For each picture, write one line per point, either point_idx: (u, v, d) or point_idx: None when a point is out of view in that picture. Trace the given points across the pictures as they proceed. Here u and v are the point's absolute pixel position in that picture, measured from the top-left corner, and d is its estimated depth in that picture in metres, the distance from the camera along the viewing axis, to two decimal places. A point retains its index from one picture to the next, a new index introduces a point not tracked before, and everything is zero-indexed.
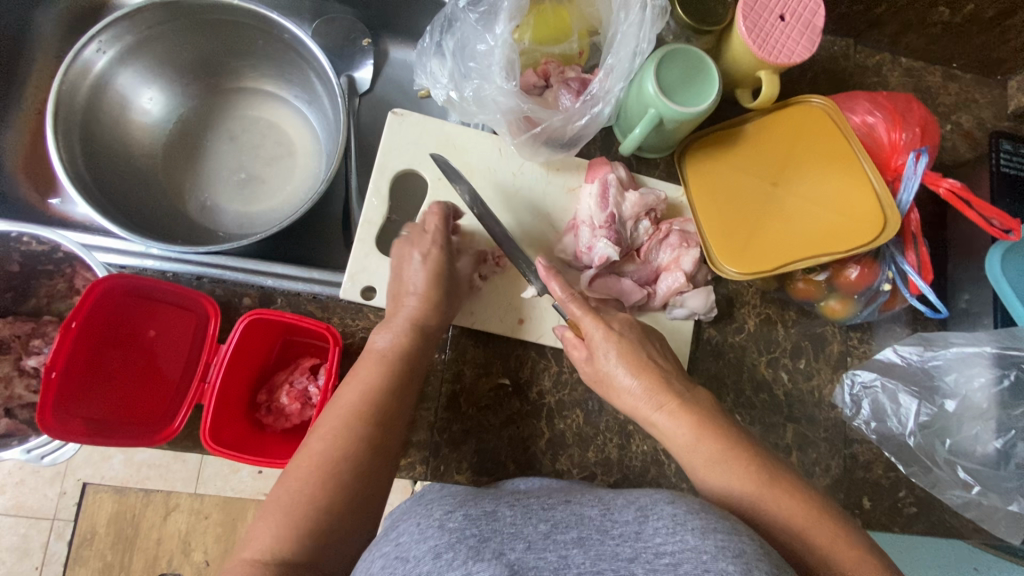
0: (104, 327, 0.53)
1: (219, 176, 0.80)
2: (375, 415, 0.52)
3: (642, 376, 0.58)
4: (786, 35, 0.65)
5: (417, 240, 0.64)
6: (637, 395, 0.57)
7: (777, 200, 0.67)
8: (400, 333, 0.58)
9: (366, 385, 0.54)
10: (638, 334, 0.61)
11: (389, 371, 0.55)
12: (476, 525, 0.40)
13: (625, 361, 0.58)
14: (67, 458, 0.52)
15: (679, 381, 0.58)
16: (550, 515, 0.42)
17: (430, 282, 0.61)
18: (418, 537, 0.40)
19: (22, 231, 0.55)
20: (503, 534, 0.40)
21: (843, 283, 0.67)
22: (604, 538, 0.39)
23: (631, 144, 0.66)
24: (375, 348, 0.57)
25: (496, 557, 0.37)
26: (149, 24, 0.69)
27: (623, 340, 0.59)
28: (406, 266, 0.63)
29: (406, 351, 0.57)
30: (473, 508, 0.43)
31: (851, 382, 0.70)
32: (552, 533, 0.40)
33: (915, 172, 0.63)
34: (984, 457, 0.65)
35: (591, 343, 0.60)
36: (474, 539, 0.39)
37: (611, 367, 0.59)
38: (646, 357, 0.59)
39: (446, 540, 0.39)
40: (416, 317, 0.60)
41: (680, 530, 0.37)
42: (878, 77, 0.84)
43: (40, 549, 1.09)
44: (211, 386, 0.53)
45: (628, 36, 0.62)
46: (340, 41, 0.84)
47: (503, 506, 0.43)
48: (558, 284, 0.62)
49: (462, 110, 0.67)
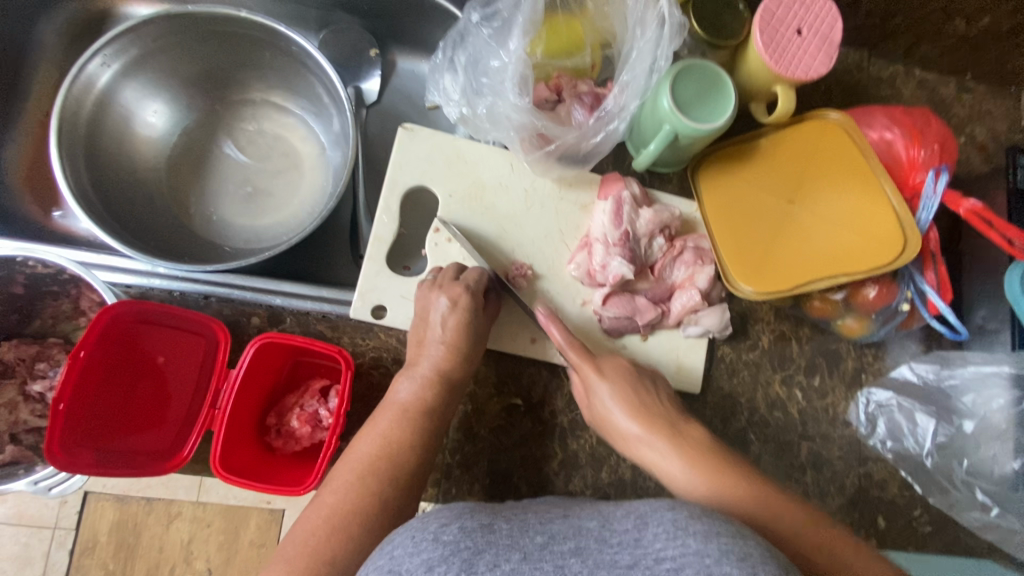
0: (111, 353, 0.52)
1: (224, 190, 0.78)
2: (389, 470, 0.53)
3: (638, 419, 0.59)
4: (803, 50, 0.64)
5: (445, 285, 0.61)
6: (679, 479, 0.54)
7: (794, 219, 0.66)
8: (421, 385, 0.57)
9: (382, 439, 0.54)
10: (624, 373, 0.62)
11: (408, 426, 0.55)
12: (471, 537, 0.40)
13: (622, 405, 0.59)
14: (76, 488, 0.50)
15: (671, 420, 0.59)
16: (546, 530, 0.43)
17: (456, 336, 0.59)
18: (412, 550, 0.40)
19: (28, 255, 0.53)
20: (499, 546, 0.40)
21: (860, 303, 0.66)
22: (602, 548, 0.39)
23: (645, 160, 0.65)
24: (397, 400, 0.56)
25: (490, 569, 0.37)
26: (155, 37, 0.69)
27: (621, 383, 0.61)
28: (432, 313, 0.60)
29: (430, 405, 0.56)
30: (470, 521, 0.43)
31: (866, 401, 0.69)
32: (548, 544, 0.40)
33: (935, 192, 0.61)
34: (1002, 478, 0.65)
35: (587, 386, 0.62)
36: (470, 551, 0.39)
37: (606, 408, 0.60)
38: (636, 399, 0.60)
39: (439, 553, 0.39)
40: (443, 369, 0.58)
41: (681, 534, 0.36)
42: (892, 89, 0.83)
43: (41, 558, 1.08)
44: (221, 413, 0.51)
45: (644, 53, 0.61)
46: (347, 52, 0.83)
47: (500, 519, 0.43)
48: (558, 329, 0.63)
49: (474, 126, 0.65)
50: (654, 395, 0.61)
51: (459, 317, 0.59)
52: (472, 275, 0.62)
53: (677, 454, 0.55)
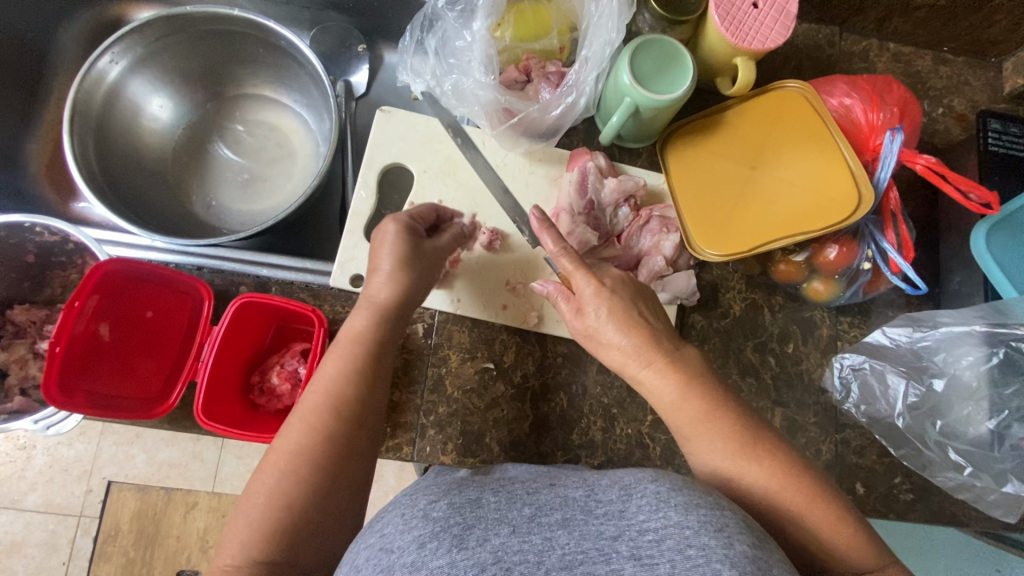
0: (105, 308, 0.57)
1: (224, 178, 0.84)
2: (350, 407, 0.53)
3: (632, 333, 0.58)
4: (760, 21, 0.66)
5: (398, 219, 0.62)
6: (667, 395, 0.57)
7: (754, 185, 0.68)
8: (368, 315, 0.58)
9: (334, 369, 0.54)
10: (630, 293, 0.60)
11: (366, 356, 0.56)
12: (460, 513, 0.42)
13: (615, 320, 0.58)
14: (70, 429, 0.55)
15: (667, 337, 0.59)
16: (535, 499, 0.44)
17: (401, 264, 0.59)
18: (403, 527, 0.41)
19: (34, 221, 0.58)
20: (487, 520, 0.42)
21: (823, 264, 0.67)
22: (588, 518, 0.41)
23: (609, 133, 0.68)
24: (352, 329, 0.57)
25: (481, 544, 0.40)
26: (158, 36, 0.74)
27: (615, 297, 0.59)
28: (383, 241, 0.60)
29: (382, 334, 0.57)
30: (457, 497, 0.44)
31: (840, 366, 0.69)
32: (537, 516, 0.42)
33: (892, 151, 0.62)
34: (977, 438, 0.63)
35: (580, 297, 0.60)
36: (459, 527, 0.41)
37: (597, 323, 0.59)
38: (632, 314, 0.59)
39: (430, 530, 0.41)
40: (397, 297, 0.59)
41: (663, 506, 0.39)
42: (865, 63, 0.84)
43: (68, 544, 1.14)
44: (205, 363, 0.56)
45: (600, 28, 0.65)
46: (335, 48, 0.89)
47: (486, 493, 0.45)
48: (549, 237, 0.61)
49: (443, 104, 0.70)
50: (650, 309, 0.60)
51: (399, 252, 0.59)
52: (417, 212, 0.64)
53: (671, 377, 0.57)
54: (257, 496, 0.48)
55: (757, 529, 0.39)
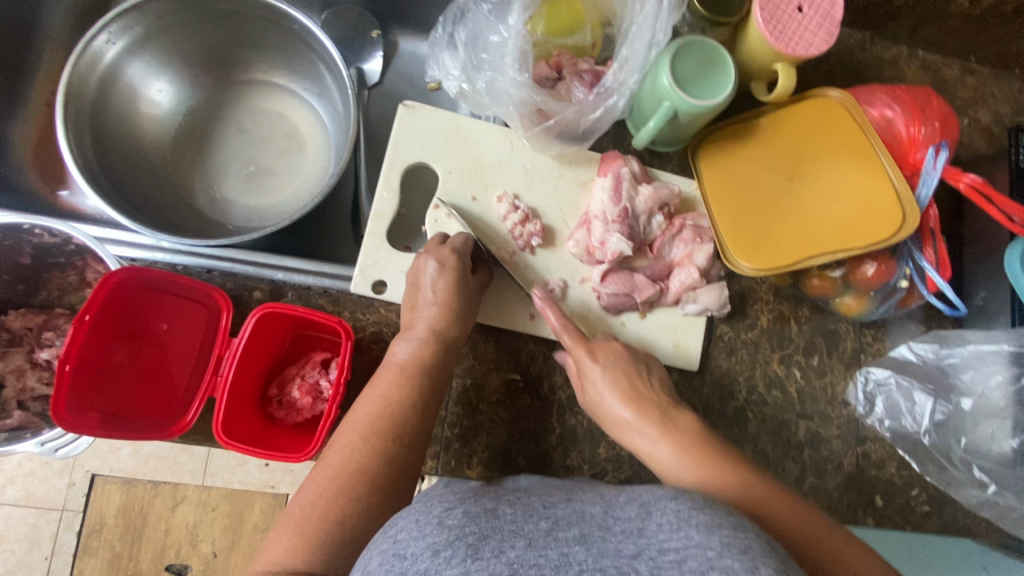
0: (115, 320, 0.54)
1: (228, 169, 0.80)
2: (393, 429, 0.52)
3: (629, 405, 0.58)
4: (804, 26, 0.63)
5: (433, 250, 0.62)
6: (667, 466, 0.53)
7: (793, 196, 0.67)
8: (419, 344, 0.57)
9: (383, 396, 0.54)
10: (628, 365, 0.61)
11: (408, 384, 0.55)
12: (476, 523, 0.39)
13: (616, 392, 0.59)
14: (80, 450, 0.53)
15: (661, 409, 0.57)
16: (551, 514, 0.41)
17: (449, 292, 0.59)
18: (417, 533, 0.38)
19: (34, 223, 0.54)
20: (503, 531, 0.38)
21: (859, 280, 0.66)
22: (606, 535, 0.38)
23: (645, 138, 0.65)
24: (395, 360, 0.56)
25: (495, 556, 0.36)
26: (160, 15, 0.68)
27: (610, 368, 0.60)
28: (423, 278, 0.60)
29: (427, 363, 0.56)
30: (474, 506, 0.41)
31: (865, 379, 0.69)
32: (553, 530, 0.39)
33: (934, 168, 0.61)
34: (1000, 456, 0.65)
35: (583, 372, 0.61)
36: (475, 536, 0.38)
37: (599, 393, 0.60)
38: (629, 386, 0.59)
39: (445, 538, 0.37)
40: (437, 328, 0.58)
41: (683, 525, 0.36)
42: (895, 70, 0.82)
43: (50, 538, 1.10)
44: (223, 379, 0.53)
45: (643, 28, 0.62)
46: (348, 33, 0.83)
47: (504, 505, 0.42)
48: (522, 280, 0.63)
49: (474, 102, 0.66)
50: (623, 358, 0.62)
51: (444, 287, 0.59)
52: (459, 240, 0.63)
53: (667, 443, 0.54)
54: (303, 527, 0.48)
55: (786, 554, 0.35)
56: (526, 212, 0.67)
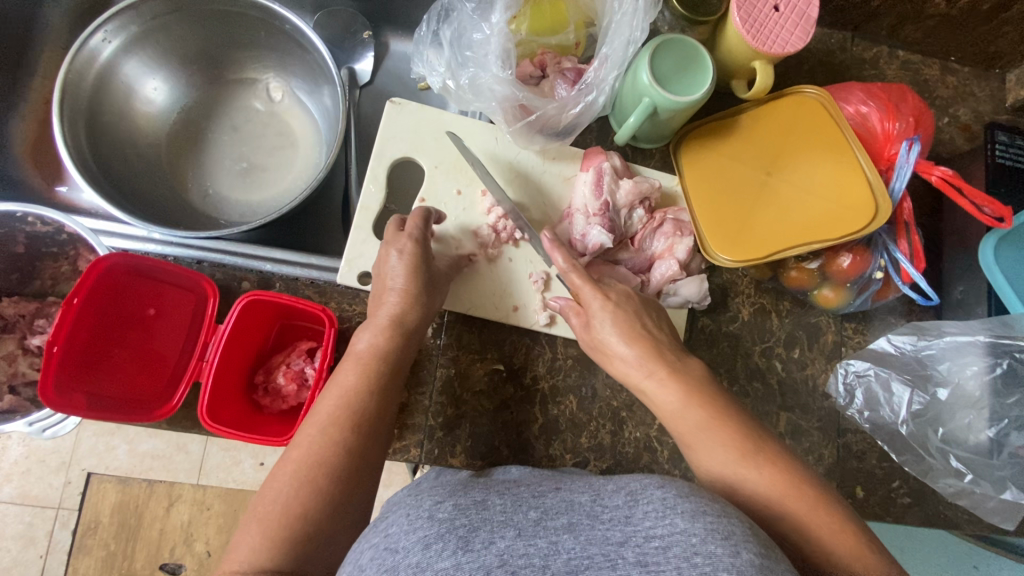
0: (104, 304, 0.55)
1: (221, 165, 0.82)
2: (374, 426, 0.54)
3: (635, 344, 0.58)
4: (781, 25, 0.65)
5: (393, 239, 0.63)
6: (669, 408, 0.56)
7: (770, 190, 0.68)
8: (379, 333, 0.58)
9: (344, 388, 0.55)
10: (634, 306, 0.61)
11: (370, 373, 0.56)
12: (465, 514, 0.40)
13: (619, 329, 0.59)
14: (68, 431, 0.54)
15: (671, 351, 0.59)
16: (540, 503, 0.42)
17: (409, 278, 0.60)
18: (407, 527, 0.40)
19: (27, 212, 0.56)
20: (493, 522, 0.39)
21: (835, 272, 0.67)
22: (594, 523, 0.38)
23: (625, 133, 0.67)
24: (355, 350, 0.57)
25: (486, 546, 0.37)
26: (155, 15, 0.70)
27: (619, 310, 0.60)
28: (387, 265, 0.61)
29: (387, 350, 0.57)
30: (462, 498, 0.42)
31: (845, 372, 0.70)
32: (542, 520, 0.40)
33: (908, 160, 0.63)
34: (977, 446, 0.66)
35: (588, 311, 0.61)
36: (464, 528, 0.39)
37: (606, 334, 0.60)
38: (638, 326, 0.60)
39: (436, 530, 0.39)
40: (398, 315, 0.59)
41: (670, 513, 0.37)
42: (874, 70, 0.84)
43: (46, 538, 1.10)
44: (209, 364, 0.54)
45: (622, 25, 0.63)
46: (340, 34, 0.85)
47: (492, 495, 0.43)
48: (561, 254, 0.63)
49: (458, 98, 0.68)
50: (657, 323, 0.61)
51: (405, 274, 0.60)
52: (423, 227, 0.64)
53: (676, 391, 0.56)
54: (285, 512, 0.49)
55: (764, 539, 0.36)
56: (509, 205, 0.68)
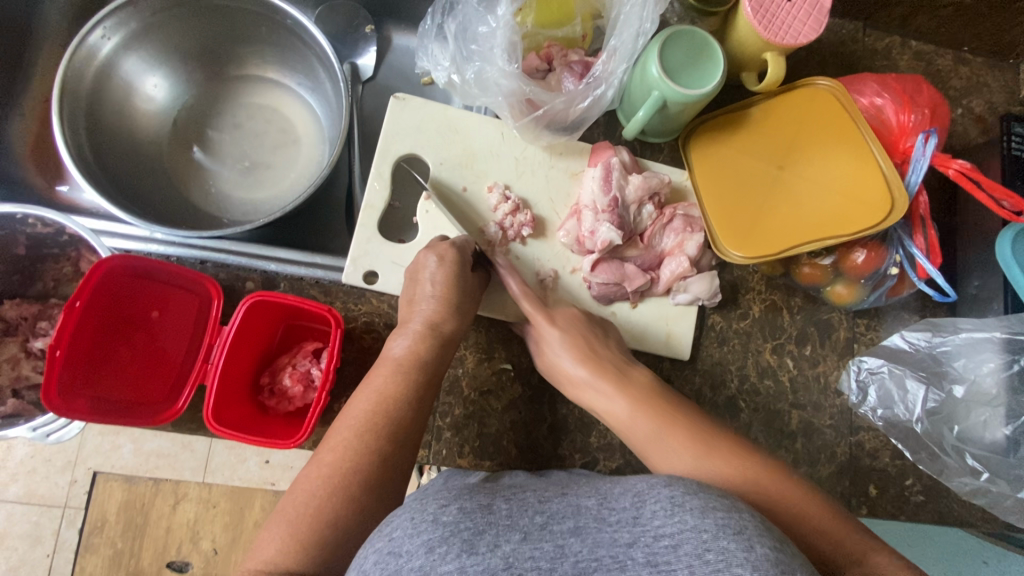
0: (107, 306, 0.55)
1: (223, 164, 0.80)
2: (386, 427, 0.52)
3: (585, 363, 0.59)
4: (793, 15, 0.63)
5: (433, 245, 0.63)
6: (621, 416, 0.56)
7: (782, 184, 0.67)
8: (414, 339, 0.58)
9: (378, 392, 0.54)
10: (583, 330, 0.62)
11: (404, 379, 0.55)
12: (471, 518, 0.39)
13: (572, 352, 0.59)
14: (73, 436, 0.54)
15: (615, 365, 0.59)
16: (546, 507, 0.41)
17: (447, 286, 0.60)
18: (411, 531, 0.38)
19: (25, 213, 0.55)
20: (499, 526, 0.39)
21: (849, 268, 0.66)
22: (601, 526, 0.37)
23: (634, 128, 0.65)
24: (391, 355, 0.57)
25: (491, 550, 0.37)
26: (154, 10, 0.69)
27: (567, 331, 0.61)
28: (422, 272, 0.61)
29: (425, 359, 0.57)
30: (468, 502, 0.41)
31: (857, 369, 0.68)
32: (548, 524, 0.39)
33: (925, 154, 0.61)
34: (993, 444, 0.64)
35: (540, 335, 0.62)
36: (469, 531, 0.38)
37: (556, 356, 0.60)
38: (586, 346, 0.60)
39: (440, 533, 0.38)
40: (434, 321, 0.59)
41: (678, 511, 0.36)
42: (887, 60, 0.82)
43: (52, 536, 1.10)
44: (214, 366, 0.53)
45: (631, 17, 0.62)
46: (342, 28, 0.84)
47: (499, 500, 0.42)
48: (515, 280, 0.64)
49: (464, 93, 0.67)
50: (607, 345, 0.62)
51: (443, 283, 0.60)
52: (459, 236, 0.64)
53: (621, 398, 0.57)
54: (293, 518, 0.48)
55: (779, 533, 0.35)
56: (516, 202, 0.67)
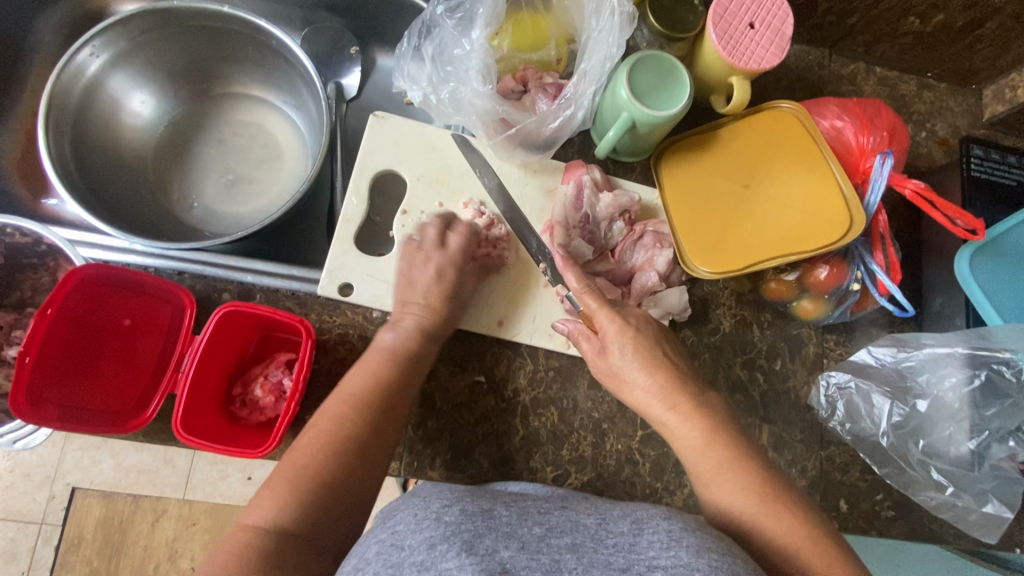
0: (79, 315, 0.56)
1: (207, 179, 0.82)
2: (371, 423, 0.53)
3: (653, 373, 0.59)
4: (755, 42, 0.65)
5: (427, 249, 0.65)
6: (692, 445, 0.56)
7: (748, 203, 0.69)
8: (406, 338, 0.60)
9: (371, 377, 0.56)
10: (653, 333, 0.62)
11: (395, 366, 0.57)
12: (472, 520, 0.40)
13: (639, 359, 0.59)
14: (38, 442, 0.55)
15: (694, 386, 0.59)
16: (545, 520, 0.42)
17: (439, 297, 0.62)
18: (415, 526, 0.40)
19: (5, 223, 0.57)
20: (498, 532, 0.39)
21: (813, 283, 0.68)
22: (597, 547, 0.39)
23: (605, 147, 0.68)
24: (381, 344, 0.59)
25: (489, 554, 0.37)
26: (142, 30, 0.71)
27: (639, 336, 0.60)
28: (418, 276, 0.63)
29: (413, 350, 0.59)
30: (470, 505, 0.42)
31: (826, 384, 0.70)
32: (545, 536, 0.40)
33: (882, 174, 0.64)
34: (958, 458, 0.65)
35: (602, 337, 0.62)
36: (470, 533, 0.39)
37: (623, 364, 0.60)
38: (658, 354, 0.60)
39: (441, 532, 0.39)
40: (423, 324, 0.61)
41: (674, 545, 0.37)
42: (852, 85, 0.85)
43: (27, 553, 1.06)
44: (185, 375, 0.54)
45: (600, 42, 0.64)
46: (328, 50, 0.86)
47: (500, 506, 0.43)
48: (574, 274, 0.63)
49: (440, 112, 0.69)
50: (673, 352, 0.62)
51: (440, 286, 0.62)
52: (455, 239, 0.66)
53: (698, 429, 0.56)
54: (250, 522, 0.47)
55: None
56: (491, 217, 0.69)
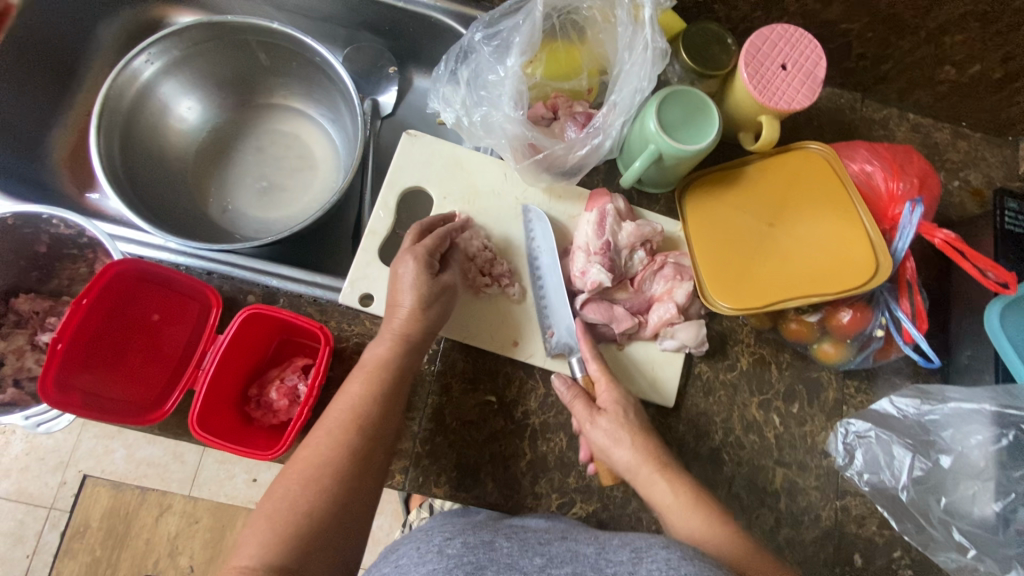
0: (111, 307, 0.58)
1: (243, 184, 0.85)
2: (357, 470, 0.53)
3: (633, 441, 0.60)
4: (787, 83, 0.66)
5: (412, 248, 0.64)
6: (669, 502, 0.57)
7: (772, 241, 0.69)
8: (387, 347, 0.59)
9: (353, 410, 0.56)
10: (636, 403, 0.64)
11: (375, 391, 0.56)
12: (473, 553, 0.42)
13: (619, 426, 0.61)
14: (60, 428, 0.56)
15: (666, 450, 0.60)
16: (546, 550, 0.42)
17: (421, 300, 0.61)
18: (419, 559, 0.43)
19: (52, 214, 0.60)
20: (499, 563, 0.41)
21: (835, 326, 0.67)
22: None
23: (631, 177, 0.68)
24: (365, 362, 0.59)
25: None
26: (195, 41, 0.75)
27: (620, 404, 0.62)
28: (402, 277, 0.62)
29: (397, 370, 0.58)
30: (472, 538, 0.45)
31: (845, 432, 0.68)
32: (546, 567, 0.40)
33: (910, 221, 0.63)
34: (982, 520, 0.62)
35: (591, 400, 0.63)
36: (471, 564, 0.41)
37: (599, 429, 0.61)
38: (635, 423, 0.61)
39: (444, 565, 0.41)
40: (405, 330, 0.60)
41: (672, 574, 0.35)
42: (885, 130, 0.85)
43: (34, 537, 1.08)
44: (205, 372, 0.56)
45: (631, 75, 0.65)
46: (367, 68, 0.90)
47: (501, 538, 0.45)
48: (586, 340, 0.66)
49: (471, 135, 0.71)
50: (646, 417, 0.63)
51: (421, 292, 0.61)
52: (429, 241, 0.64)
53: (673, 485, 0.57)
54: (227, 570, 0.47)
55: None
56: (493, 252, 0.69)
